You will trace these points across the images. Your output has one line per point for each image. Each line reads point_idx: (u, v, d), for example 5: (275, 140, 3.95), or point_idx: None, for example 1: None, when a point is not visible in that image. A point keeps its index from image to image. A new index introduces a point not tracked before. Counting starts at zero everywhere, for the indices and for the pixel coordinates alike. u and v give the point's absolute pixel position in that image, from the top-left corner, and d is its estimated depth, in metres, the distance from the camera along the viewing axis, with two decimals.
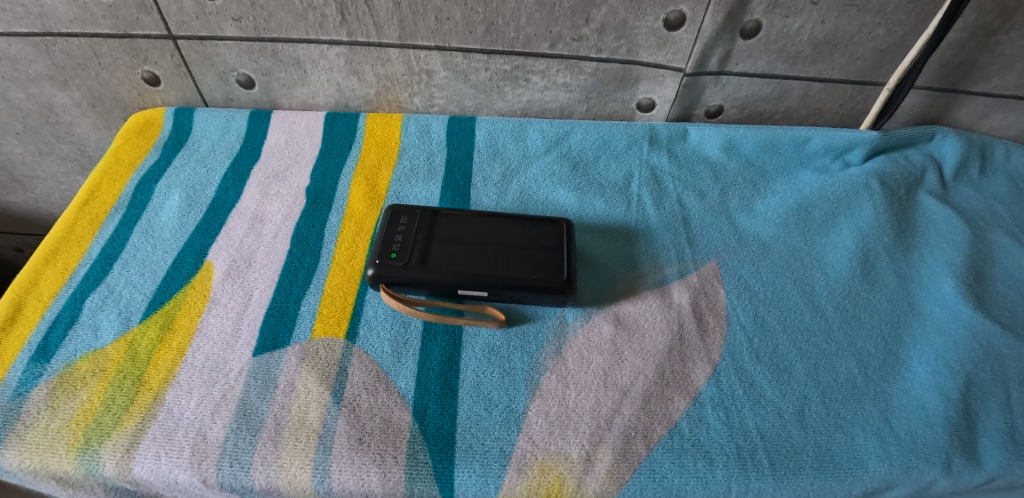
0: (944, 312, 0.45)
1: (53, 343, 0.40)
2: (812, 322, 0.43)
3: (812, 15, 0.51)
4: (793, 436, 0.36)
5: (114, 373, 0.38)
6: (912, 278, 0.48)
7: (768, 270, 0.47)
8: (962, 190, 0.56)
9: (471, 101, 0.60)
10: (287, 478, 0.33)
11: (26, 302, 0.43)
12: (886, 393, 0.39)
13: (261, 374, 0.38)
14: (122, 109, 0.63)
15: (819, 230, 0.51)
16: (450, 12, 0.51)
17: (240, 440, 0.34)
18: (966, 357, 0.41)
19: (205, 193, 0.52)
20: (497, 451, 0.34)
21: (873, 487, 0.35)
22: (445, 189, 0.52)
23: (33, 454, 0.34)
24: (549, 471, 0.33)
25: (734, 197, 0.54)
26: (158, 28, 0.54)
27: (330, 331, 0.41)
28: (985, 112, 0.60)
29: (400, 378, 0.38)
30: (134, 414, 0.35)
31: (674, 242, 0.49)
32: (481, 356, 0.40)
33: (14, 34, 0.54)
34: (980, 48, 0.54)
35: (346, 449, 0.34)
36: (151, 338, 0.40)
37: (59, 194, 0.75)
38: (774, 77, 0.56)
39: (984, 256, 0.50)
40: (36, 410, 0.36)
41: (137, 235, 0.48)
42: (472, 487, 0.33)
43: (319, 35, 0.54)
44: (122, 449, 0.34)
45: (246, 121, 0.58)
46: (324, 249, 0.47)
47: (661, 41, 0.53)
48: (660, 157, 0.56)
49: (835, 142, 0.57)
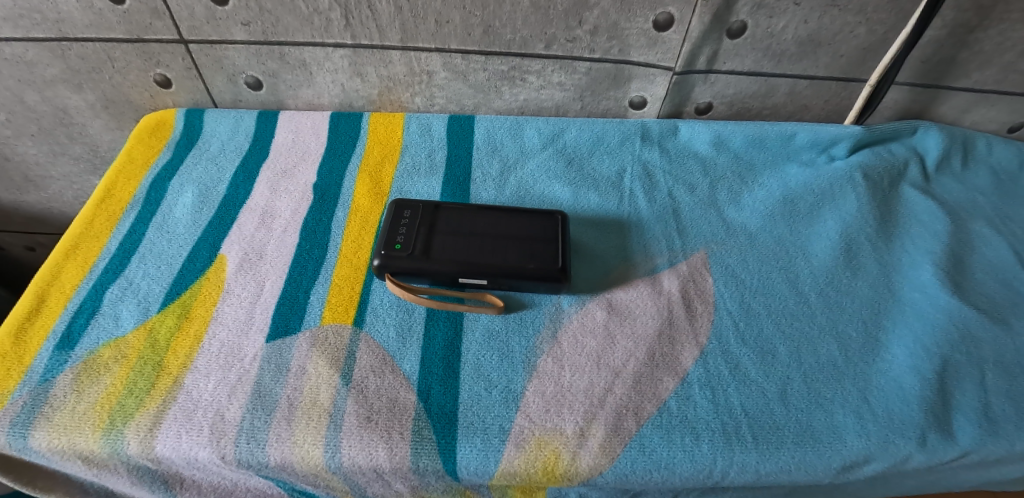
0: (923, 298, 0.47)
1: (76, 331, 0.42)
2: (796, 308, 0.46)
3: (795, 15, 0.53)
4: (775, 413, 0.39)
5: (135, 359, 0.40)
6: (894, 266, 0.50)
7: (755, 259, 0.49)
8: (944, 182, 0.59)
9: (470, 100, 0.63)
10: (300, 453, 0.35)
11: (49, 293, 0.45)
12: (865, 373, 0.42)
13: (274, 358, 0.40)
14: (134, 110, 0.65)
15: (804, 221, 0.53)
16: (450, 15, 0.54)
17: (256, 419, 0.37)
18: (943, 339, 0.44)
19: (217, 190, 0.54)
20: (497, 427, 0.37)
21: (851, 460, 0.37)
22: (445, 185, 0.55)
23: (61, 433, 0.36)
24: (545, 445, 0.36)
25: (723, 189, 0.56)
26: (170, 33, 0.56)
27: (338, 318, 0.43)
28: (967, 107, 0.62)
29: (405, 361, 0.40)
30: (156, 396, 0.38)
31: (665, 233, 0.51)
32: (481, 340, 0.42)
33: (31, 39, 0.57)
34: (959, 45, 0.56)
35: (355, 427, 0.36)
36: (170, 326, 0.42)
37: (72, 193, 0.78)
38: (761, 75, 0.59)
39: (964, 244, 0.52)
40: (63, 393, 0.38)
41: (152, 231, 0.50)
42: (474, 461, 0.35)
43: (324, 38, 0.56)
44: (145, 428, 0.36)
45: (255, 121, 0.61)
46: (332, 242, 0.49)
47: (651, 41, 0.55)
48: (652, 153, 0.59)
49: (821, 137, 0.59)
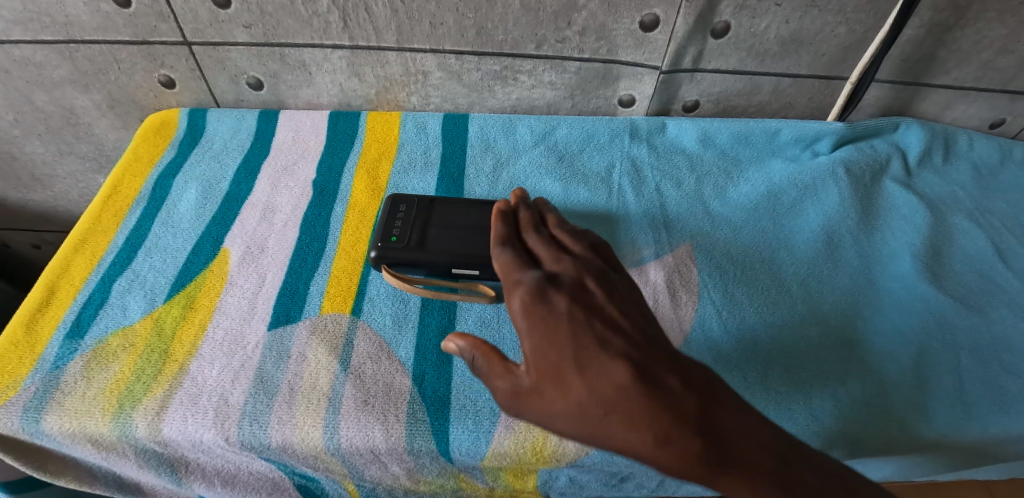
0: (902, 287, 0.49)
1: (85, 321, 0.44)
2: (778, 297, 0.48)
3: (777, 16, 0.55)
4: (755, 397, 0.40)
5: (142, 347, 0.42)
6: (875, 257, 0.52)
7: (739, 251, 0.51)
8: (925, 176, 0.60)
9: (465, 99, 0.64)
10: (301, 434, 0.37)
11: (59, 285, 0.47)
12: (844, 359, 0.43)
13: (275, 346, 0.42)
14: (138, 110, 0.67)
15: (788, 214, 0.55)
16: (444, 17, 0.55)
17: (259, 403, 0.38)
18: (919, 327, 0.45)
19: (220, 186, 0.56)
20: (488, 410, 0.39)
21: (828, 441, 0.39)
22: (440, 181, 0.56)
23: (72, 417, 0.38)
24: (534, 427, 0.38)
25: (709, 184, 0.58)
26: (175, 35, 0.58)
27: (337, 307, 0.45)
28: (948, 103, 0.64)
29: (401, 348, 0.42)
30: (162, 382, 0.40)
31: (652, 226, 0.53)
32: (474, 328, 0.44)
33: (40, 42, 0.58)
34: (937, 44, 0.58)
35: (353, 409, 0.38)
36: (175, 316, 0.44)
37: (77, 191, 0.80)
38: (745, 73, 0.60)
39: (943, 236, 0.54)
40: (74, 380, 0.40)
41: (158, 225, 0.52)
42: (466, 442, 0.37)
43: (323, 40, 0.58)
44: (153, 411, 0.38)
45: (256, 120, 0.63)
46: (330, 235, 0.51)
47: (639, 41, 0.57)
48: (640, 149, 0.60)
49: (804, 133, 0.61)
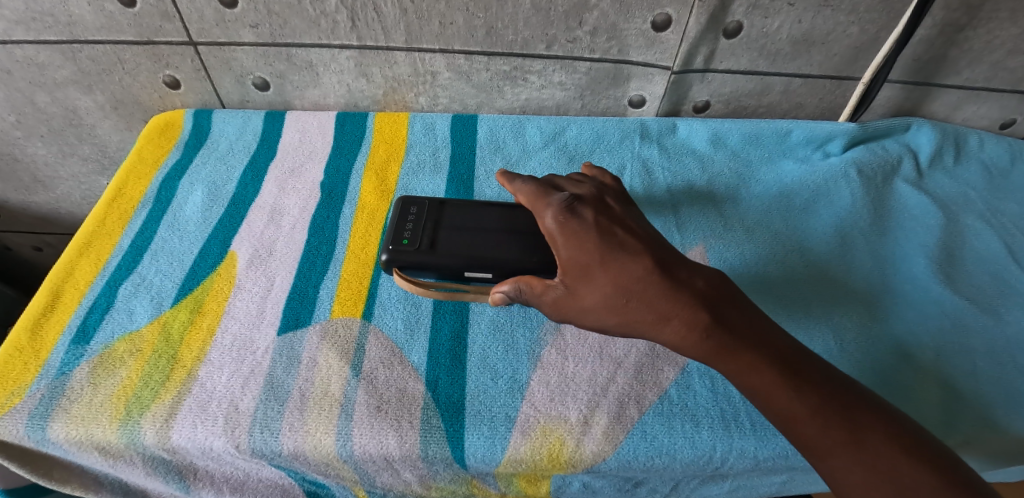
0: (916, 289, 0.48)
1: (91, 326, 0.43)
2: (792, 300, 0.47)
3: (789, 15, 0.54)
4: None
5: (150, 352, 0.41)
6: (889, 259, 0.51)
7: (752, 252, 0.51)
8: (936, 176, 0.60)
9: (473, 100, 0.64)
10: (313, 442, 0.36)
11: (63, 290, 0.46)
12: (860, 362, 0.43)
13: (285, 351, 0.41)
14: (142, 111, 0.66)
15: (800, 215, 0.54)
16: (453, 17, 0.55)
17: (269, 409, 0.38)
18: (935, 330, 0.45)
19: (226, 188, 0.55)
20: (503, 415, 0.38)
21: None
22: (449, 182, 0.56)
23: (79, 425, 0.37)
24: (550, 433, 0.37)
25: (721, 185, 0.57)
26: (180, 35, 0.57)
27: (347, 311, 0.44)
28: (958, 103, 0.63)
29: (413, 353, 0.41)
30: (171, 388, 0.39)
31: (664, 228, 0.52)
32: (487, 332, 0.43)
33: (43, 41, 0.58)
34: (949, 44, 0.57)
35: (366, 416, 0.37)
36: (183, 321, 0.43)
37: (79, 193, 0.79)
38: (756, 74, 0.60)
39: (956, 238, 0.53)
40: (80, 386, 0.39)
41: (164, 228, 0.51)
42: (481, 448, 0.37)
43: (330, 40, 0.57)
44: (162, 418, 0.37)
45: (262, 121, 0.62)
46: (339, 238, 0.50)
47: (649, 41, 0.57)
48: (651, 150, 0.60)
49: (815, 134, 0.60)
